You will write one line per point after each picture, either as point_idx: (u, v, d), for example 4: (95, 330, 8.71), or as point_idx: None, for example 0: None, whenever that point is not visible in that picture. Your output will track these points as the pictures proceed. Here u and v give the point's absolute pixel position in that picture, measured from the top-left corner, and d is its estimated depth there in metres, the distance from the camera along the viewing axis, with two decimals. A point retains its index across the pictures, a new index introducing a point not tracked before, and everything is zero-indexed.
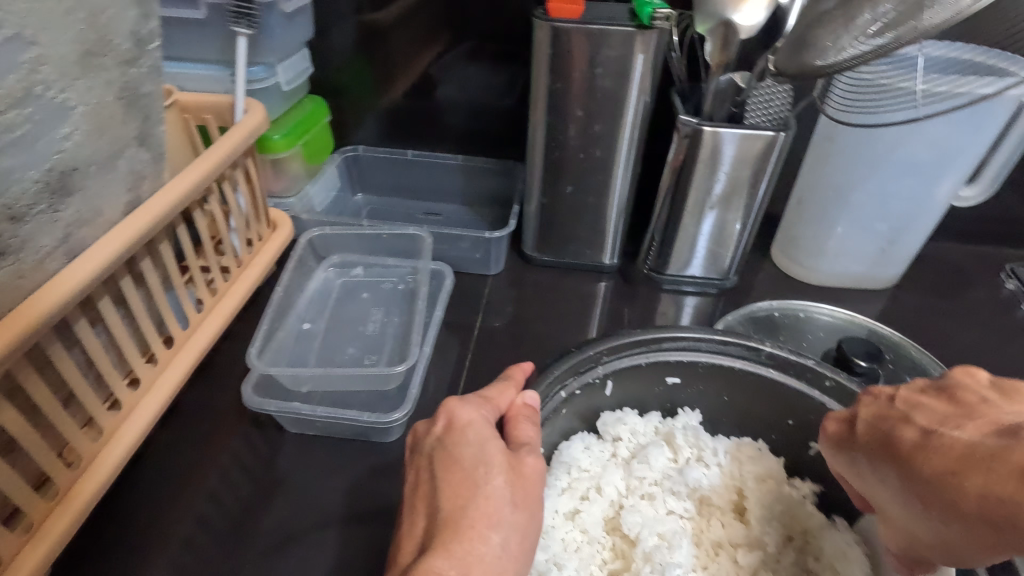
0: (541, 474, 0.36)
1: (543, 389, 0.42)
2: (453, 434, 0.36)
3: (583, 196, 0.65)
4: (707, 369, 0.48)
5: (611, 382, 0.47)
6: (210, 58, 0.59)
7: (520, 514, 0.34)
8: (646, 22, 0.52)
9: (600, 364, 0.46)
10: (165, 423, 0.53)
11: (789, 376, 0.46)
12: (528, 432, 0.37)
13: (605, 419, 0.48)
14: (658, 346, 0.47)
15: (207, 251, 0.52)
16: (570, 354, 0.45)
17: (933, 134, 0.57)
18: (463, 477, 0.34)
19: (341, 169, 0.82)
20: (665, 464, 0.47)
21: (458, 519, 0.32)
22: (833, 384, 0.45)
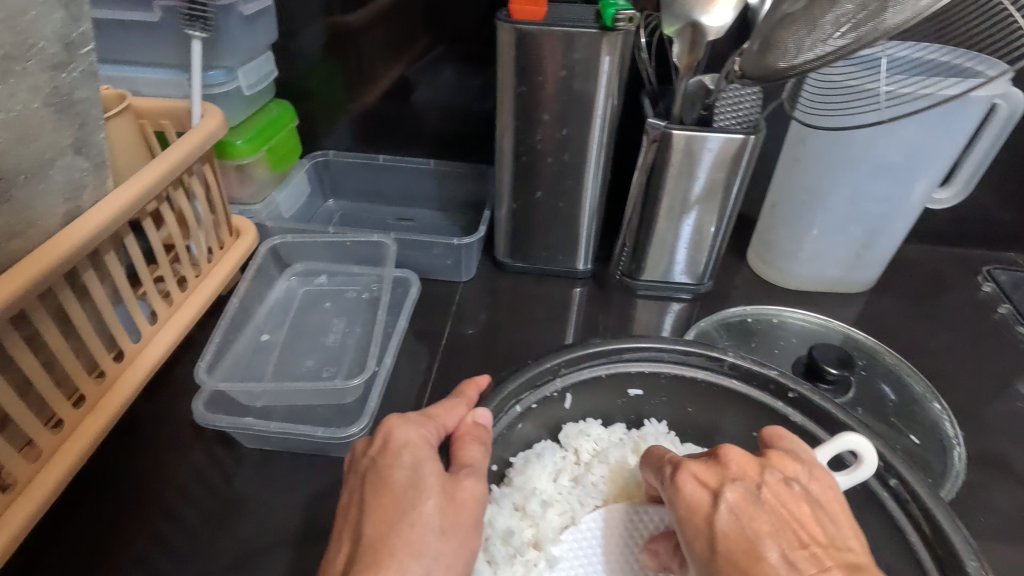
0: (478, 500, 0.35)
1: (496, 405, 0.41)
2: (388, 455, 0.35)
3: (553, 201, 0.64)
4: (669, 380, 0.47)
5: (571, 394, 0.46)
6: (167, 62, 0.57)
7: (448, 542, 0.33)
8: (609, 24, 0.51)
9: (558, 377, 0.44)
10: (121, 438, 0.52)
11: (753, 387, 0.45)
12: (473, 453, 0.36)
13: (568, 431, 0.47)
14: (620, 357, 0.46)
15: (161, 262, 0.50)
16: (527, 366, 0.43)
17: (905, 136, 0.57)
18: (391, 502, 0.33)
19: (310, 174, 0.80)
20: (625, 467, 0.46)
21: (379, 546, 0.32)
22: (796, 396, 0.44)
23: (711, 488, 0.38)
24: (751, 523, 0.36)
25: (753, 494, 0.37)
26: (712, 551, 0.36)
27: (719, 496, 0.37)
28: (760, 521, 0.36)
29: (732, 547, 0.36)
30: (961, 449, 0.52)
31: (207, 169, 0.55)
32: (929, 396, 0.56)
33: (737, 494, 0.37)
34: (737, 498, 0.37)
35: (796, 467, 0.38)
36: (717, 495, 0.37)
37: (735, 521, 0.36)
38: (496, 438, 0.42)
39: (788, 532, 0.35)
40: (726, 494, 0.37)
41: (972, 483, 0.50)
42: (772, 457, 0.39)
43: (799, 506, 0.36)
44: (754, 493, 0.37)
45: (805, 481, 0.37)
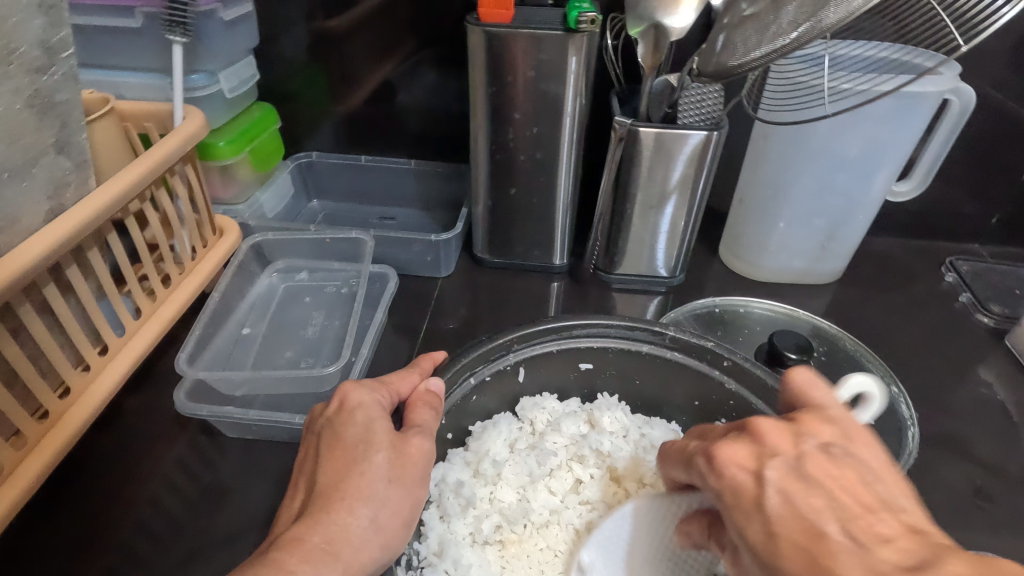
0: (425, 455, 0.38)
1: (450, 376, 0.45)
2: (343, 414, 0.38)
3: (527, 198, 0.66)
4: (616, 355, 0.50)
5: (524, 368, 0.50)
6: (150, 67, 0.59)
7: (394, 489, 0.36)
8: (573, 26, 0.53)
9: (511, 352, 0.48)
10: (107, 430, 0.53)
11: (691, 357, 0.48)
12: (422, 416, 0.39)
13: (524, 404, 0.51)
14: (569, 334, 0.49)
15: (144, 259, 0.51)
16: (480, 342, 0.47)
17: (862, 130, 0.59)
18: (343, 455, 0.36)
19: (294, 175, 0.82)
20: (576, 432, 0.50)
21: (331, 491, 0.35)
22: (731, 364, 0.47)
23: (753, 466, 0.35)
24: (803, 495, 0.33)
25: (792, 464, 0.34)
26: (771, 533, 0.32)
27: (764, 474, 0.34)
28: (815, 497, 0.32)
29: (789, 528, 0.32)
30: (916, 430, 0.54)
31: (189, 169, 0.57)
32: (889, 380, 0.59)
33: (781, 470, 0.34)
34: (781, 475, 0.34)
35: (845, 420, 0.36)
36: (759, 476, 0.34)
37: (785, 502, 0.33)
38: (450, 408, 0.45)
39: (830, 494, 0.32)
40: (769, 470, 0.34)
41: (926, 462, 0.52)
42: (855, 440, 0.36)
43: (829, 471, 0.34)
44: (831, 470, 0.34)
45: (851, 445, 0.35)
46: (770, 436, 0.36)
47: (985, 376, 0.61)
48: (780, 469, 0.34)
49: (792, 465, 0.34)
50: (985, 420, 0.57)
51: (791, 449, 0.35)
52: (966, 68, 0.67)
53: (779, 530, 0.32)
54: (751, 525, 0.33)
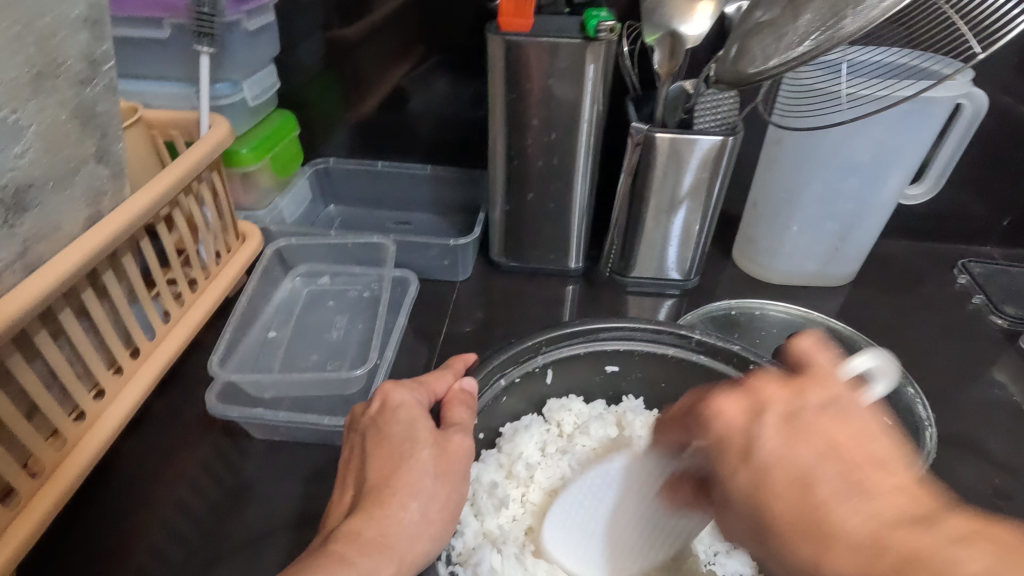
0: (467, 452, 0.39)
1: (482, 377, 0.45)
2: (386, 414, 0.39)
3: (544, 203, 0.67)
4: (642, 357, 0.51)
5: (551, 370, 0.50)
6: (176, 76, 0.60)
7: (441, 484, 0.38)
8: (592, 34, 0.54)
9: (539, 354, 0.48)
10: (136, 432, 0.54)
11: (717, 360, 0.49)
12: (460, 414, 0.40)
13: (551, 405, 0.52)
14: (597, 336, 0.50)
15: (174, 264, 0.53)
16: (509, 344, 0.47)
17: (875, 134, 0.60)
18: (389, 452, 0.38)
19: (312, 181, 0.83)
20: (604, 434, 0.51)
21: (381, 488, 0.36)
22: (756, 368, 0.47)
23: (749, 404, 0.31)
24: (803, 442, 0.28)
25: (828, 407, 0.30)
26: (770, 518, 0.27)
27: (763, 417, 0.30)
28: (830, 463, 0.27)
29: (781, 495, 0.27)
30: (933, 430, 0.55)
31: (215, 176, 0.58)
32: (903, 380, 0.59)
33: (782, 421, 0.29)
34: (779, 421, 0.30)
35: (846, 393, 0.31)
36: (756, 420, 0.30)
37: (782, 453, 0.28)
38: (482, 409, 0.46)
39: (839, 456, 0.27)
40: (769, 406, 0.30)
41: (942, 462, 0.53)
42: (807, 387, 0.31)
43: (843, 431, 0.29)
44: (808, 418, 0.29)
45: (847, 404, 0.30)
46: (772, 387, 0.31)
47: (999, 377, 0.62)
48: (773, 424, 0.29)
49: (789, 412, 0.30)
50: (999, 421, 0.57)
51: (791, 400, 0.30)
52: (977, 72, 0.68)
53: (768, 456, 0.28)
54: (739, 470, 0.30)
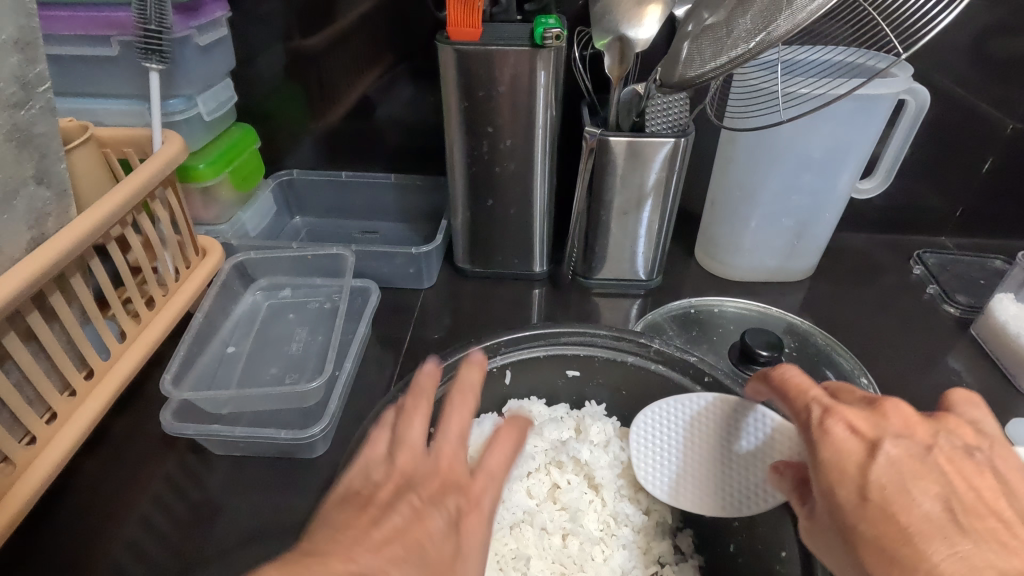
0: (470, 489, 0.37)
1: (437, 371, 0.47)
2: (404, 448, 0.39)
3: (504, 208, 0.67)
4: (602, 364, 0.51)
5: (510, 371, 0.51)
6: (127, 93, 0.60)
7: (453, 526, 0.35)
8: (539, 41, 0.55)
9: (498, 354, 0.50)
10: (96, 454, 0.54)
11: (674, 370, 0.49)
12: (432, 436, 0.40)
13: (513, 404, 0.52)
14: (557, 341, 0.51)
15: (128, 283, 0.52)
16: (469, 342, 0.49)
17: (825, 132, 0.61)
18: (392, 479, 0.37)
19: (276, 193, 0.83)
20: (559, 436, 0.52)
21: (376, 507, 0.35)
22: (711, 380, 0.48)
23: (868, 436, 0.35)
24: (917, 480, 0.33)
25: (922, 454, 0.34)
26: (866, 496, 0.33)
27: (882, 446, 0.34)
28: (927, 482, 0.33)
29: (888, 496, 0.33)
30: None
31: (170, 193, 0.58)
32: (858, 371, 0.61)
33: (900, 446, 0.34)
34: (900, 451, 0.34)
35: (883, 442, 0.35)
36: (877, 446, 0.34)
37: (898, 472, 0.33)
38: (437, 400, 0.48)
39: (877, 500, 0.32)
40: (885, 443, 0.34)
41: None
42: (944, 422, 0.37)
43: (970, 469, 0.34)
44: (914, 446, 0.35)
45: (953, 439, 0.36)
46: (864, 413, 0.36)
47: (954, 365, 0.63)
48: (903, 450, 0.34)
49: (918, 453, 0.34)
50: None
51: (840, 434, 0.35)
52: (923, 69, 0.70)
53: (915, 484, 0.33)
54: (852, 488, 0.34)
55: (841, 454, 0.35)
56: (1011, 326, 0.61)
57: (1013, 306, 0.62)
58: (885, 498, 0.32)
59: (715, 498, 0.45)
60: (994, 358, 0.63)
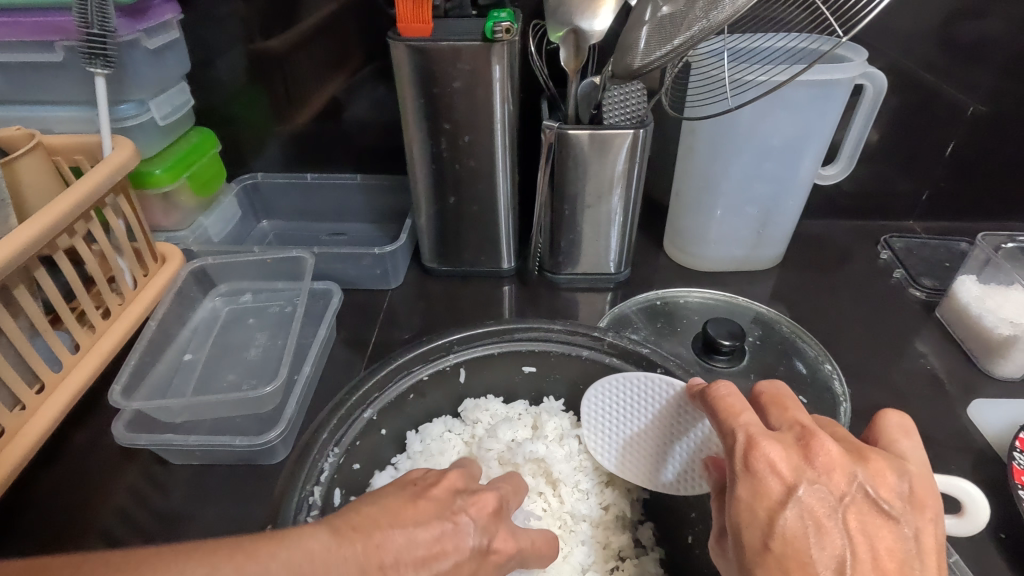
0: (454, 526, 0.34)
1: (386, 374, 0.47)
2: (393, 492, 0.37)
3: (467, 205, 0.67)
4: (558, 358, 0.51)
5: (464, 370, 0.51)
6: (77, 99, 0.59)
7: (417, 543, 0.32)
8: (490, 36, 0.54)
9: (452, 353, 0.49)
10: (52, 467, 0.52)
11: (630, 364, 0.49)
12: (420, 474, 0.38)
13: (467, 405, 0.52)
14: (509, 336, 0.50)
15: (79, 293, 0.51)
16: (422, 342, 0.49)
17: (782, 118, 0.61)
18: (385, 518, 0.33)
19: (240, 197, 0.82)
20: (512, 439, 0.51)
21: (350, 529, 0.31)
22: (664, 371, 0.47)
23: (787, 476, 0.33)
24: (819, 537, 0.32)
25: (832, 506, 0.33)
26: (768, 546, 0.32)
27: (796, 493, 0.33)
28: (827, 539, 0.32)
29: (788, 547, 0.32)
30: (848, 404, 0.56)
31: (123, 201, 0.57)
32: (822, 358, 0.61)
33: (813, 496, 0.33)
34: (811, 501, 0.33)
35: (802, 485, 0.33)
36: (791, 492, 0.33)
37: (803, 524, 0.33)
38: (388, 404, 0.47)
39: (776, 552, 0.32)
40: (801, 489, 0.33)
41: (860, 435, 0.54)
42: (868, 460, 0.34)
43: (877, 524, 0.33)
44: (827, 497, 0.33)
45: (873, 485, 0.34)
46: (790, 452, 0.34)
47: (921, 348, 0.63)
48: (815, 501, 0.33)
49: (830, 504, 0.33)
50: (916, 391, 0.58)
51: (765, 480, 0.33)
52: (883, 54, 0.70)
53: (818, 536, 0.32)
54: (757, 534, 0.33)
55: (757, 494, 0.33)
56: (973, 308, 0.61)
57: (975, 288, 0.62)
58: (787, 547, 0.32)
59: (651, 471, 0.45)
60: (958, 340, 0.63)
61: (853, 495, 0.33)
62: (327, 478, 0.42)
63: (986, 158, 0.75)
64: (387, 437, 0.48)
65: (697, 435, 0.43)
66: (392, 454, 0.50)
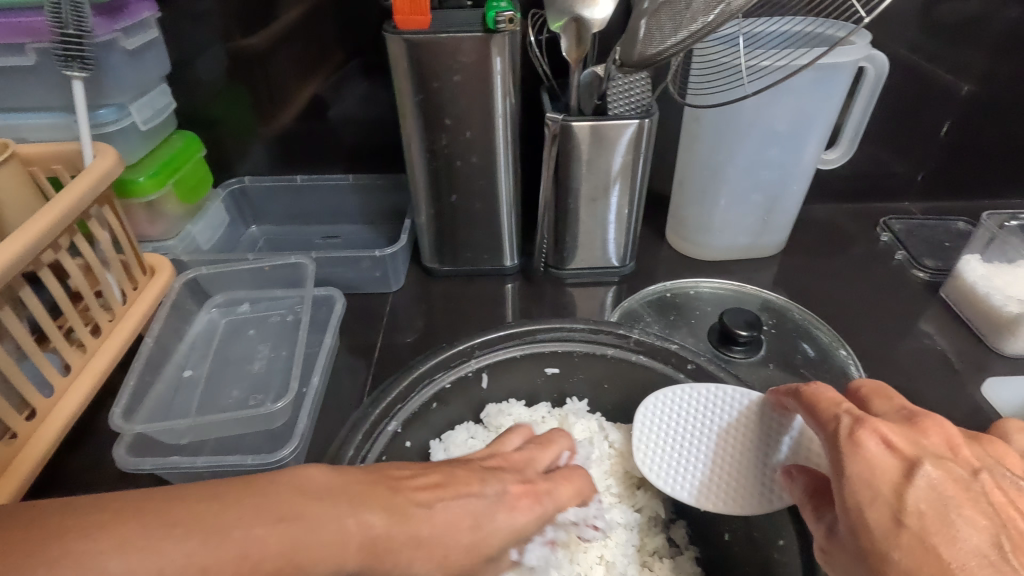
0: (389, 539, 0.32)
1: (408, 384, 0.45)
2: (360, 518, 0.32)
3: (470, 202, 0.65)
4: (582, 358, 0.50)
5: (486, 375, 0.49)
6: (52, 105, 0.56)
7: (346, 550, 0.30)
8: (492, 26, 0.52)
9: (473, 358, 0.48)
10: (48, 497, 0.49)
11: (657, 362, 0.48)
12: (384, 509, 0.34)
13: (489, 410, 0.51)
14: (533, 338, 0.49)
15: (68, 310, 0.48)
16: (442, 348, 0.47)
17: (792, 103, 0.60)
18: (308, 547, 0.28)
19: (228, 203, 0.78)
20: None
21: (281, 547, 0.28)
22: (694, 368, 0.48)
23: (902, 453, 0.33)
24: (959, 509, 0.31)
25: (962, 483, 0.32)
26: (901, 521, 0.31)
27: (921, 467, 0.32)
28: (969, 512, 0.31)
29: (924, 520, 0.30)
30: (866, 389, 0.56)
31: (108, 211, 0.53)
32: (836, 343, 0.61)
33: (939, 471, 0.33)
34: (939, 475, 0.32)
35: (923, 459, 0.33)
36: (915, 466, 0.33)
37: (937, 497, 0.31)
38: (410, 416, 0.45)
39: (910, 523, 0.30)
40: (924, 465, 0.33)
41: None
42: (987, 445, 0.36)
43: (1015, 504, 0.32)
44: (955, 472, 0.33)
45: (996, 467, 0.34)
46: (898, 431, 0.35)
47: (927, 328, 0.64)
48: (944, 475, 0.32)
49: (962, 482, 0.32)
50: (930, 373, 0.58)
51: (878, 450, 0.33)
52: (880, 36, 0.69)
53: (957, 510, 0.31)
54: (885, 510, 0.31)
55: (872, 464, 0.33)
56: (979, 287, 0.61)
57: (980, 267, 0.62)
58: (930, 521, 0.30)
59: (712, 482, 0.44)
60: (965, 320, 0.64)
61: (981, 472, 0.33)
62: None
63: (979, 137, 0.76)
64: (408, 448, 0.46)
65: (776, 448, 0.43)
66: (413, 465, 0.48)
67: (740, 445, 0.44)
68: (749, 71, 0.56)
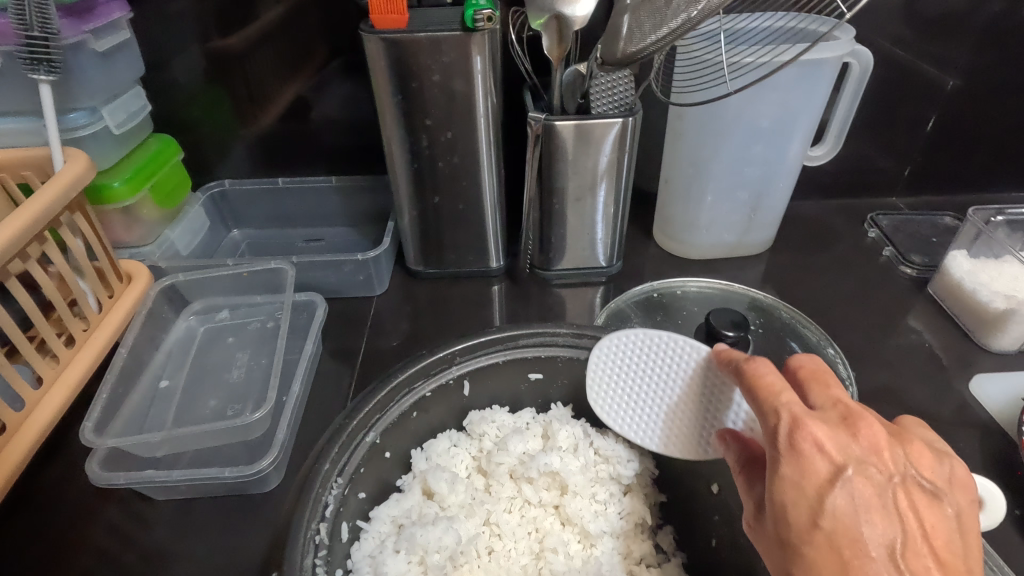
0: None
1: (387, 393, 0.44)
2: None
3: (453, 204, 0.64)
4: (565, 363, 0.49)
5: (468, 381, 0.48)
6: (20, 109, 0.54)
7: None
8: (471, 24, 0.51)
9: (454, 364, 0.47)
10: (21, 512, 0.48)
11: None
12: None
13: (472, 418, 0.50)
14: (516, 343, 0.48)
15: (40, 322, 0.47)
16: (422, 355, 0.46)
17: (775, 100, 0.59)
18: None
19: (207, 207, 0.77)
20: (524, 449, 0.49)
21: None
22: None
23: (833, 458, 0.32)
24: (869, 516, 0.31)
25: (881, 486, 0.32)
26: (816, 524, 0.32)
27: (845, 474, 0.32)
28: (879, 519, 0.31)
29: (835, 524, 0.31)
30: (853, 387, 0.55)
31: (80, 218, 0.52)
32: (824, 342, 0.60)
33: (861, 477, 0.32)
34: (861, 483, 0.32)
35: (851, 463, 0.32)
36: (840, 472, 0.32)
37: (852, 505, 0.32)
38: (390, 425, 0.44)
39: (823, 528, 0.31)
40: (849, 471, 0.32)
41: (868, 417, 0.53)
42: (909, 445, 0.34)
43: (924, 504, 0.32)
44: (876, 478, 0.32)
45: (917, 466, 0.33)
46: (833, 431, 0.33)
47: (915, 324, 0.63)
48: (868, 486, 0.32)
49: (883, 487, 0.32)
50: (918, 369, 0.58)
51: (812, 461, 0.32)
52: (864, 30, 0.69)
53: (868, 517, 0.31)
54: (804, 514, 0.32)
55: (800, 473, 0.32)
56: (966, 283, 0.61)
57: (966, 262, 0.62)
58: (841, 530, 0.31)
59: (656, 433, 0.45)
60: (952, 315, 0.63)
61: (902, 475, 0.33)
62: (331, 512, 0.38)
63: (964, 131, 0.76)
64: (389, 458, 0.45)
65: (718, 401, 0.42)
66: (395, 475, 0.47)
67: (682, 395, 0.43)
68: (731, 68, 0.55)
